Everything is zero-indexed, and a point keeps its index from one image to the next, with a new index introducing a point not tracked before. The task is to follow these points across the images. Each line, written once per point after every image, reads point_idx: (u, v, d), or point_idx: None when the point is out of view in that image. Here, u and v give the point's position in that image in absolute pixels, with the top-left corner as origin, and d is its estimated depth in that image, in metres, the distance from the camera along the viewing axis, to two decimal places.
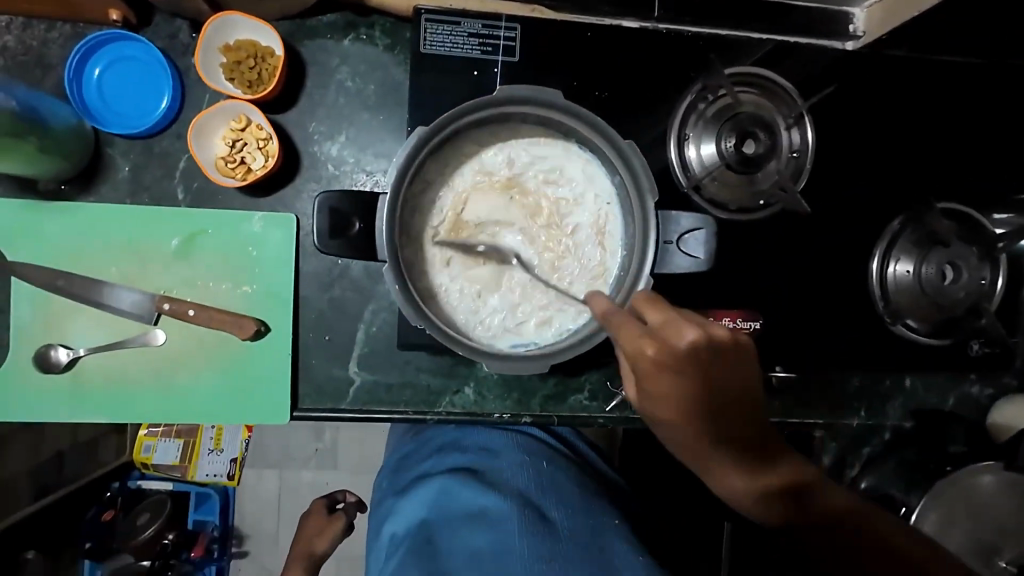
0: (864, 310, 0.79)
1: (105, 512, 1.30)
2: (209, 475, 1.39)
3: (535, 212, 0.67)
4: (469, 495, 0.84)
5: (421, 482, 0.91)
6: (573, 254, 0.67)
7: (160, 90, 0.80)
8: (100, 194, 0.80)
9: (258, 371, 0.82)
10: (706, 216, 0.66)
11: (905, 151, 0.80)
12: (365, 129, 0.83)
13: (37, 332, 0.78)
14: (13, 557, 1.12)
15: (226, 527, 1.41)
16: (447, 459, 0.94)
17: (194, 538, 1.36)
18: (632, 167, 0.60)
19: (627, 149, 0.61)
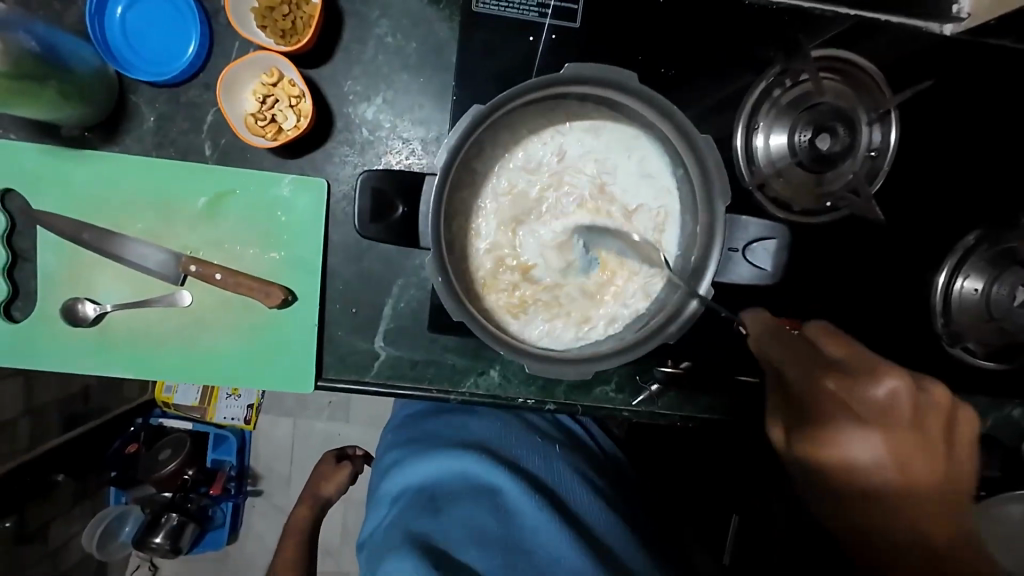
0: (921, 328, 0.74)
1: (129, 446, 1.33)
2: (226, 418, 1.41)
3: (583, 207, 0.61)
4: (479, 468, 0.82)
5: (424, 454, 0.88)
6: (619, 255, 0.62)
7: (187, 34, 0.74)
8: (125, 144, 0.76)
9: (284, 339, 0.81)
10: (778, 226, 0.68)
11: (994, 156, 0.72)
12: (403, 91, 0.77)
13: (65, 284, 0.77)
14: (45, 479, 1.17)
15: (242, 467, 1.44)
16: (459, 428, 0.91)
17: (213, 475, 1.39)
18: (705, 163, 0.54)
19: (702, 144, 0.54)
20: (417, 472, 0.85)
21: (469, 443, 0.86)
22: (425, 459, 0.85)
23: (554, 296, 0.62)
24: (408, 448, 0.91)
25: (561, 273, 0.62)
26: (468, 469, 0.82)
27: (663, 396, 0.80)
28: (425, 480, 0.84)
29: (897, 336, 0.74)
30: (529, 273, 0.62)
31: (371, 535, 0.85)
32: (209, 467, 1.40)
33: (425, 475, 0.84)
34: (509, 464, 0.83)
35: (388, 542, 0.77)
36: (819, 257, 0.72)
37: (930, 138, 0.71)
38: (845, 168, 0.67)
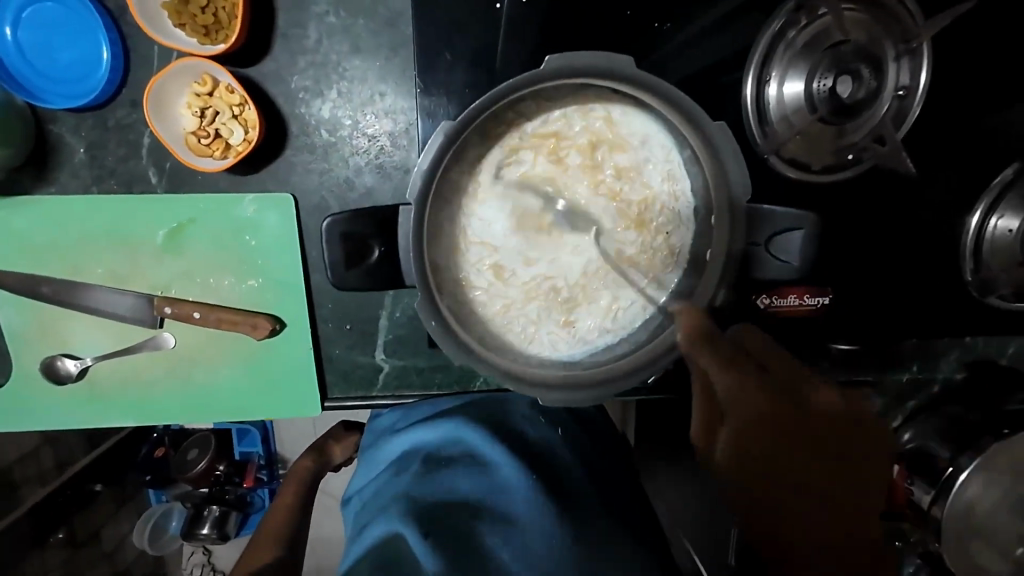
0: (947, 275, 0.69)
1: (157, 450, 1.16)
2: None
3: (589, 213, 0.55)
4: (477, 445, 0.70)
5: (414, 427, 0.74)
6: (627, 257, 0.56)
7: (95, 44, 0.63)
8: (60, 182, 0.68)
9: (281, 368, 0.76)
10: (808, 214, 0.53)
11: None
12: (359, 80, 0.67)
13: (37, 342, 0.72)
14: (80, 489, 1.06)
15: (272, 453, 1.22)
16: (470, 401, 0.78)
17: (244, 467, 1.19)
18: (719, 153, 0.47)
19: (718, 135, 0.46)
20: (414, 441, 0.73)
21: (479, 420, 0.73)
22: (427, 429, 0.73)
23: (558, 307, 0.57)
24: (409, 412, 0.78)
25: (562, 287, 0.57)
26: (475, 449, 0.70)
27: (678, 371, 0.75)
28: (425, 446, 0.72)
29: (921, 288, 0.70)
30: (528, 292, 0.56)
31: (361, 494, 0.74)
32: (238, 458, 1.19)
33: (423, 444, 0.72)
34: (519, 442, 0.72)
35: (377, 510, 0.67)
36: (838, 217, 0.66)
37: (959, 67, 0.63)
38: (868, 116, 0.60)
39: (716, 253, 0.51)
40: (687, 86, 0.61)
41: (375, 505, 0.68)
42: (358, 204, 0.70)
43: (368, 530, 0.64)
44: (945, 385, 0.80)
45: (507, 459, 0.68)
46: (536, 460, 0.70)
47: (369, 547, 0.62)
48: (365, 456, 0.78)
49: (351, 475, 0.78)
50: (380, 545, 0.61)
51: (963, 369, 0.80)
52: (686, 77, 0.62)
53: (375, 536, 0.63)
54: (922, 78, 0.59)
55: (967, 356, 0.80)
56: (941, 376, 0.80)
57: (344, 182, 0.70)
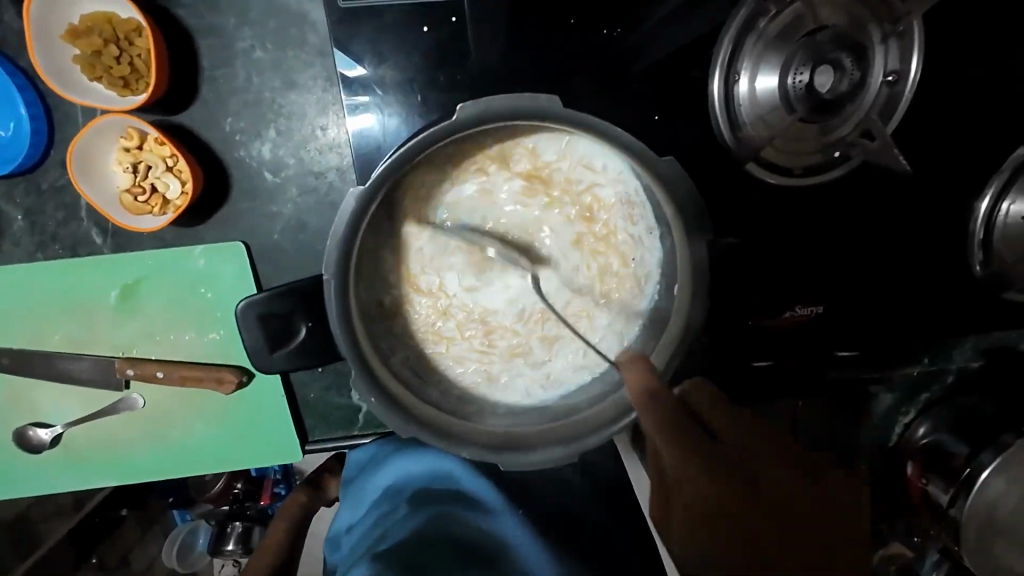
0: (954, 267, 0.63)
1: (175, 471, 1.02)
2: None
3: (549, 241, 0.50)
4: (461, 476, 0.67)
5: (397, 459, 0.71)
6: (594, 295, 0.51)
7: (16, 106, 0.60)
8: (3, 252, 0.65)
9: (254, 417, 0.74)
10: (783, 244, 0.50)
11: None
12: (296, 115, 0.62)
13: (6, 413, 0.71)
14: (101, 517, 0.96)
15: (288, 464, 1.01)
16: None
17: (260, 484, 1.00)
18: (676, 188, 0.42)
19: (670, 167, 0.41)
20: (398, 474, 0.70)
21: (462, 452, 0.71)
22: (409, 462, 0.70)
23: (523, 350, 0.53)
24: (390, 444, 0.74)
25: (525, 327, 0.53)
26: (462, 484, 0.67)
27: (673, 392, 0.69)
28: (410, 482, 0.68)
29: (927, 286, 0.64)
30: (488, 337, 0.52)
31: (346, 535, 0.69)
32: (255, 475, 1.01)
33: (409, 479, 0.69)
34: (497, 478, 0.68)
35: (362, 552, 0.62)
36: (830, 221, 0.60)
37: (951, 44, 0.56)
38: (853, 110, 0.54)
39: (680, 305, 0.45)
40: (649, 93, 0.55)
41: (360, 547, 0.64)
42: (312, 243, 0.67)
43: (348, 575, 0.59)
44: (959, 375, 0.73)
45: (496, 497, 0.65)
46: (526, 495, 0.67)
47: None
48: (347, 491, 0.73)
49: (334, 513, 0.73)
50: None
51: (978, 357, 0.73)
52: (648, 82, 0.55)
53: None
54: (912, 61, 0.52)
55: (982, 343, 0.72)
56: (956, 366, 0.73)
57: (294, 222, 0.66)
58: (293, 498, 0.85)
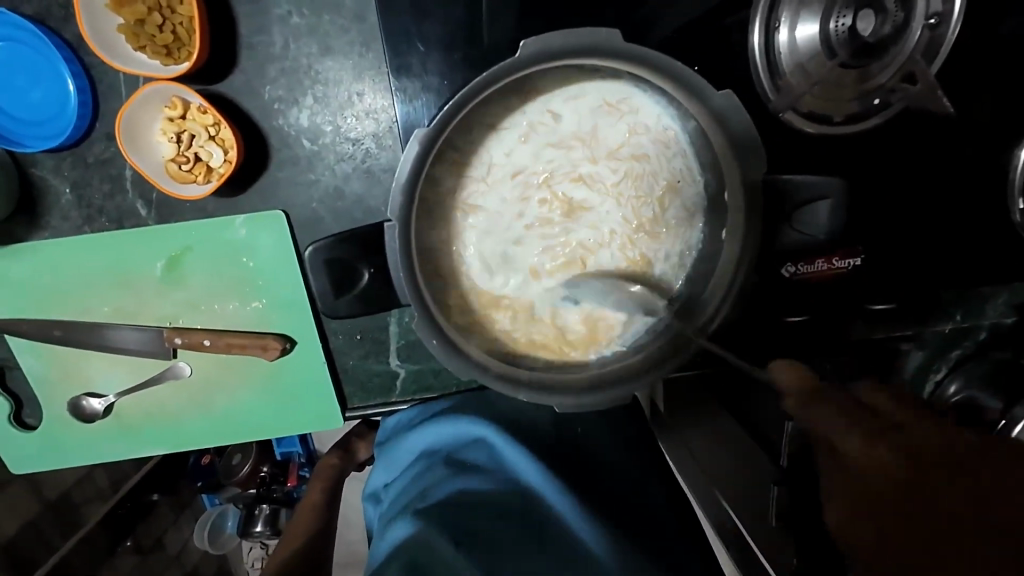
0: (989, 213, 0.63)
1: (205, 457, 1.06)
2: None
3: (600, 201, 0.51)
4: (499, 440, 0.68)
5: (435, 422, 0.72)
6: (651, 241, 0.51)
7: (61, 79, 0.61)
8: (53, 225, 0.67)
9: (298, 384, 0.76)
10: (836, 182, 0.47)
11: None
12: (332, 82, 0.63)
13: (61, 385, 0.73)
14: (138, 502, 0.99)
15: (311, 450, 1.08)
16: (483, 398, 0.76)
17: (286, 468, 1.07)
18: (730, 125, 0.42)
19: (721, 102, 0.42)
20: (435, 437, 0.71)
21: (496, 415, 0.72)
22: (441, 426, 0.71)
23: (571, 312, 0.53)
24: (424, 409, 0.76)
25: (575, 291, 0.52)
26: (496, 446, 0.69)
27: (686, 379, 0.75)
28: (449, 445, 0.70)
29: (960, 234, 0.64)
30: (534, 297, 0.52)
31: (387, 491, 0.72)
32: (281, 459, 1.08)
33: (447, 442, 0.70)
34: (532, 438, 0.69)
35: (405, 507, 0.65)
36: (867, 170, 0.60)
37: None
38: (895, 54, 0.53)
39: (731, 246, 0.46)
40: (685, 45, 0.56)
41: (401, 503, 0.67)
42: (344, 211, 0.67)
43: (395, 526, 0.62)
44: (993, 332, 0.70)
45: (528, 459, 0.66)
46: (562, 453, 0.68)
47: (394, 544, 0.60)
48: (385, 451, 0.75)
49: (371, 472, 0.77)
50: (403, 548, 0.58)
51: (1012, 313, 0.70)
52: (684, 34, 0.55)
53: (401, 532, 0.61)
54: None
55: (1016, 298, 0.70)
56: (988, 323, 0.70)
57: (332, 190, 0.66)
58: (325, 460, 0.88)
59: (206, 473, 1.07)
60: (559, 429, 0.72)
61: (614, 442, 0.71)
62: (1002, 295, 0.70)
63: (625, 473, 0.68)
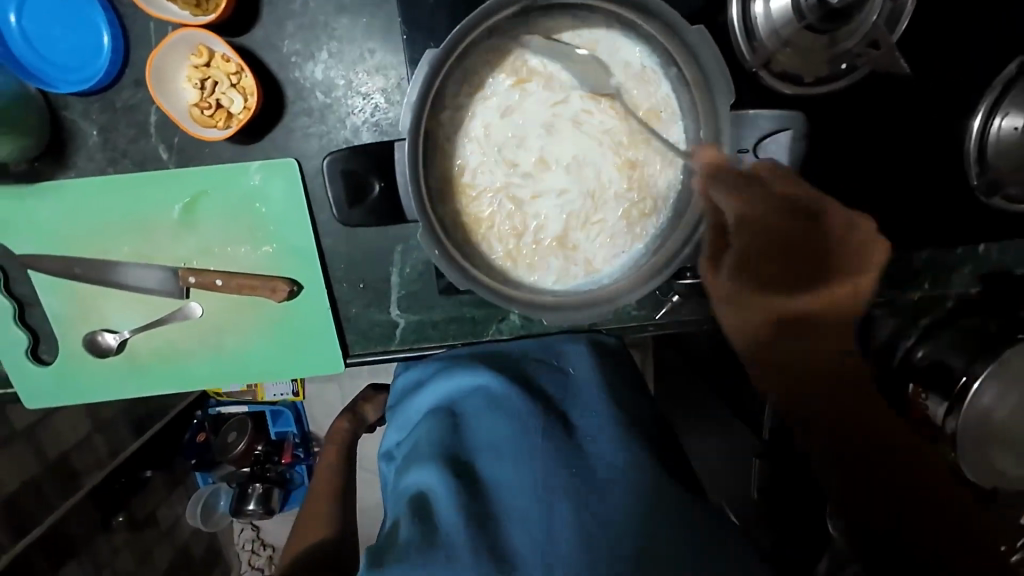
0: (951, 180, 0.69)
1: (199, 435, 1.30)
2: (276, 394, 1.29)
3: (592, 140, 0.56)
4: (499, 387, 0.71)
5: (437, 374, 0.76)
6: (643, 169, 0.57)
7: (97, 27, 0.66)
8: (78, 165, 0.71)
9: (305, 328, 0.80)
10: (794, 114, 0.52)
11: None
12: (348, 39, 0.68)
13: (78, 320, 0.77)
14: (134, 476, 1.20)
15: (304, 432, 1.35)
16: (488, 349, 0.79)
17: (280, 446, 1.34)
18: (698, 54, 0.49)
19: (694, 36, 0.49)
20: (440, 393, 0.74)
21: (497, 368, 0.74)
22: (443, 383, 0.74)
23: (572, 245, 0.58)
24: (431, 365, 0.79)
25: (574, 223, 0.58)
26: (495, 393, 0.71)
27: (686, 305, 0.81)
28: (452, 399, 0.73)
29: (924, 196, 0.69)
30: (528, 227, 0.58)
31: (398, 447, 0.76)
32: (275, 439, 1.34)
33: (450, 395, 0.73)
34: (531, 389, 0.72)
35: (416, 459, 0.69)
36: (835, 127, 0.66)
37: None
38: (862, 22, 0.58)
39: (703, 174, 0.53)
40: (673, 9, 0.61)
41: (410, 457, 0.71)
42: None
43: (409, 476, 0.67)
44: (960, 300, 0.75)
45: (526, 405, 0.69)
46: (560, 406, 0.70)
47: (409, 495, 0.65)
48: (397, 409, 0.79)
49: (384, 433, 0.80)
50: (419, 496, 0.64)
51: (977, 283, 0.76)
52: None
53: (414, 484, 0.66)
54: None
55: (981, 270, 0.75)
56: (955, 291, 0.75)
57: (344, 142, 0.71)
58: (338, 424, 0.93)
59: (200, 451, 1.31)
60: (551, 384, 0.74)
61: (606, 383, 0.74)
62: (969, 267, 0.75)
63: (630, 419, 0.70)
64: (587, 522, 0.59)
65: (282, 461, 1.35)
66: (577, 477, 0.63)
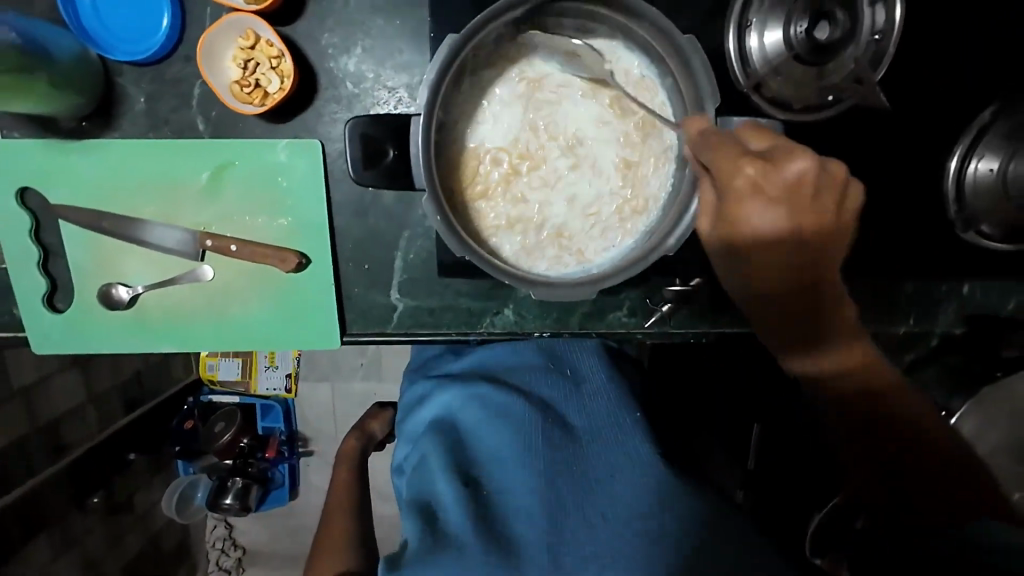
0: (931, 215, 0.73)
1: (187, 422, 1.37)
2: (269, 389, 1.43)
3: (590, 139, 0.62)
4: (495, 395, 0.78)
5: (440, 387, 0.84)
6: (637, 169, 0.62)
7: (159, 7, 0.74)
8: (121, 128, 0.78)
9: (306, 301, 0.83)
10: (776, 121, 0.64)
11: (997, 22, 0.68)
12: (382, 38, 0.75)
13: (96, 272, 0.81)
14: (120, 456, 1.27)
15: (292, 430, 1.48)
16: (491, 357, 0.85)
17: (267, 440, 1.44)
18: (688, 61, 0.56)
19: (686, 45, 0.55)
20: (441, 405, 0.82)
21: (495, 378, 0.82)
22: (442, 395, 0.82)
23: (567, 233, 0.64)
24: (435, 380, 0.88)
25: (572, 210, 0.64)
26: (492, 402, 0.78)
27: (674, 315, 0.85)
28: (454, 410, 0.80)
29: (904, 228, 0.74)
30: (525, 212, 0.63)
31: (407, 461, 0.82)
32: (261, 433, 1.45)
33: (451, 408, 0.80)
34: (526, 393, 0.79)
35: (426, 472, 0.75)
36: (819, 154, 0.71)
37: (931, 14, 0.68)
38: (847, 57, 0.65)
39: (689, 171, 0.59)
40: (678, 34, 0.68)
41: (418, 469, 0.77)
42: None
43: (421, 492, 0.74)
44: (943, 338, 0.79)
45: (522, 405, 0.76)
46: (556, 414, 0.76)
47: (421, 504, 0.72)
48: (407, 423, 0.87)
49: (396, 449, 0.88)
50: (430, 510, 0.71)
51: (959, 322, 0.79)
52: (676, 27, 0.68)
53: (429, 495, 0.72)
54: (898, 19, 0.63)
55: (963, 309, 0.78)
56: (939, 330, 0.79)
57: None
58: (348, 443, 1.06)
59: (185, 439, 1.36)
60: (547, 386, 0.81)
61: (600, 375, 0.83)
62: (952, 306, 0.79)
63: (632, 429, 0.75)
64: (578, 486, 0.68)
65: (266, 455, 1.43)
66: (584, 488, 0.67)
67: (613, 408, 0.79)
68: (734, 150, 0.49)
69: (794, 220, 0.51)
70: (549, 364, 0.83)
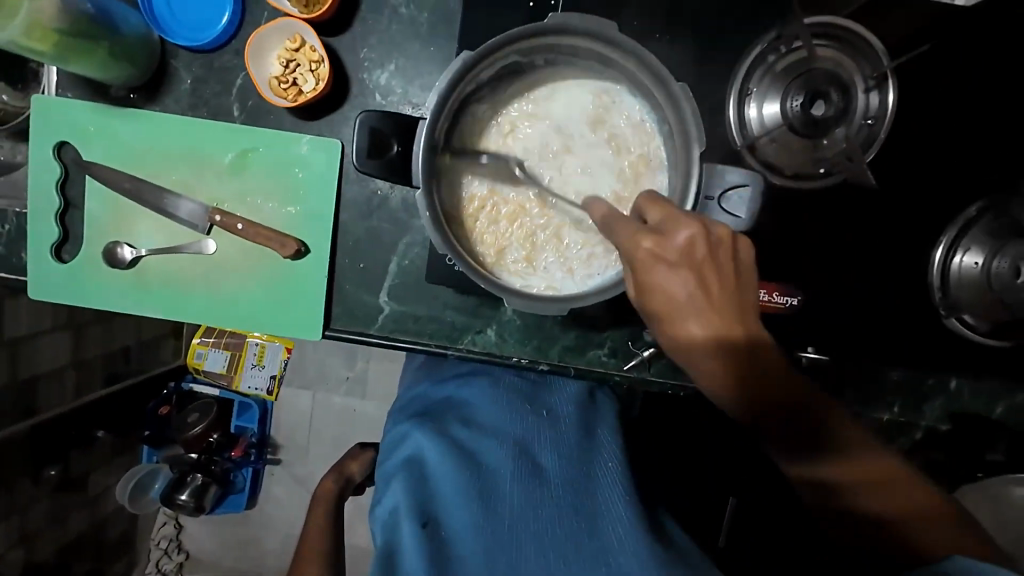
0: (916, 299, 0.74)
1: (162, 407, 1.37)
2: (250, 387, 1.44)
3: (589, 164, 0.69)
4: (472, 439, 0.77)
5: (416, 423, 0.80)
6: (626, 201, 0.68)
7: (223, 5, 0.82)
8: (163, 104, 0.84)
9: (297, 288, 0.86)
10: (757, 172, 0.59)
11: (986, 126, 0.72)
12: (415, 60, 0.82)
13: (107, 230, 0.85)
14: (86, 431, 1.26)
15: (263, 434, 1.46)
16: (467, 392, 0.86)
17: (235, 440, 1.42)
18: (681, 112, 0.59)
19: (680, 93, 0.58)
20: (417, 444, 0.77)
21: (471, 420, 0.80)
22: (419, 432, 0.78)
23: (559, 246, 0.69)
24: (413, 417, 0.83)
25: (565, 224, 0.70)
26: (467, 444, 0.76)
27: (656, 362, 0.84)
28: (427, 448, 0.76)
29: (889, 308, 0.74)
30: (519, 217, 0.70)
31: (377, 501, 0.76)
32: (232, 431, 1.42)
33: (427, 447, 0.76)
34: (500, 438, 0.78)
35: (394, 514, 0.71)
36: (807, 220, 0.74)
37: (923, 110, 0.72)
38: (841, 131, 0.68)
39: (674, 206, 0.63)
40: None
41: (387, 510, 0.72)
42: None
43: (388, 536, 0.69)
44: (927, 432, 0.77)
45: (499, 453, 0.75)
46: (530, 463, 0.75)
47: (387, 550, 0.68)
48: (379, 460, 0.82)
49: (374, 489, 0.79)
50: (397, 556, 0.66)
51: (946, 419, 0.77)
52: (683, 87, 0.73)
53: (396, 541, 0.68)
54: (887, 108, 0.68)
55: (950, 405, 0.77)
56: (924, 424, 0.77)
57: None
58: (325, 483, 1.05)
59: (155, 423, 1.37)
60: (522, 428, 0.80)
61: (572, 419, 0.84)
62: (939, 400, 0.77)
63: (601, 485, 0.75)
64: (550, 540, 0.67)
65: (231, 454, 1.41)
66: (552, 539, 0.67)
67: (584, 459, 0.78)
68: (629, 227, 0.55)
69: (699, 279, 0.54)
70: (526, 405, 0.83)
